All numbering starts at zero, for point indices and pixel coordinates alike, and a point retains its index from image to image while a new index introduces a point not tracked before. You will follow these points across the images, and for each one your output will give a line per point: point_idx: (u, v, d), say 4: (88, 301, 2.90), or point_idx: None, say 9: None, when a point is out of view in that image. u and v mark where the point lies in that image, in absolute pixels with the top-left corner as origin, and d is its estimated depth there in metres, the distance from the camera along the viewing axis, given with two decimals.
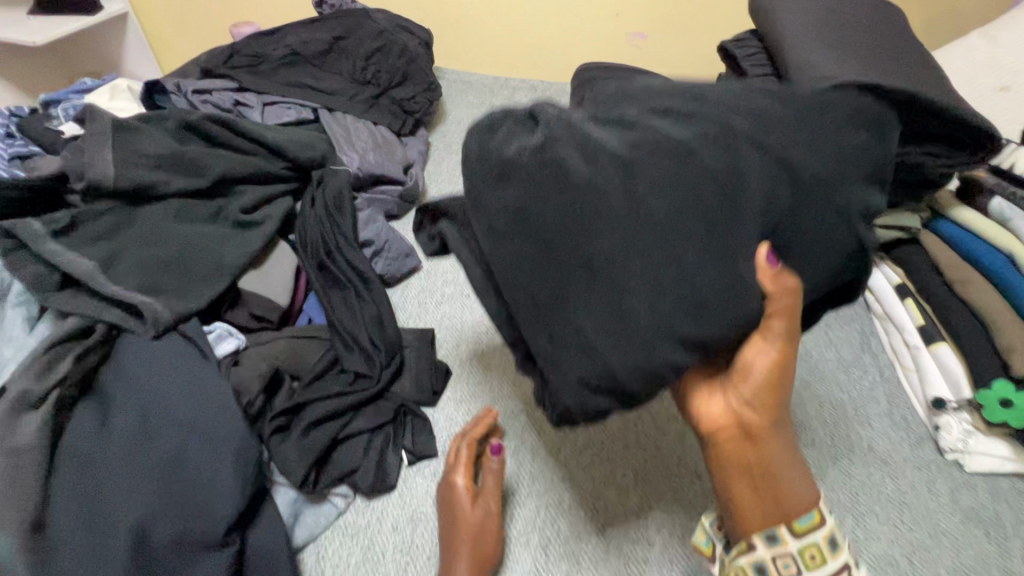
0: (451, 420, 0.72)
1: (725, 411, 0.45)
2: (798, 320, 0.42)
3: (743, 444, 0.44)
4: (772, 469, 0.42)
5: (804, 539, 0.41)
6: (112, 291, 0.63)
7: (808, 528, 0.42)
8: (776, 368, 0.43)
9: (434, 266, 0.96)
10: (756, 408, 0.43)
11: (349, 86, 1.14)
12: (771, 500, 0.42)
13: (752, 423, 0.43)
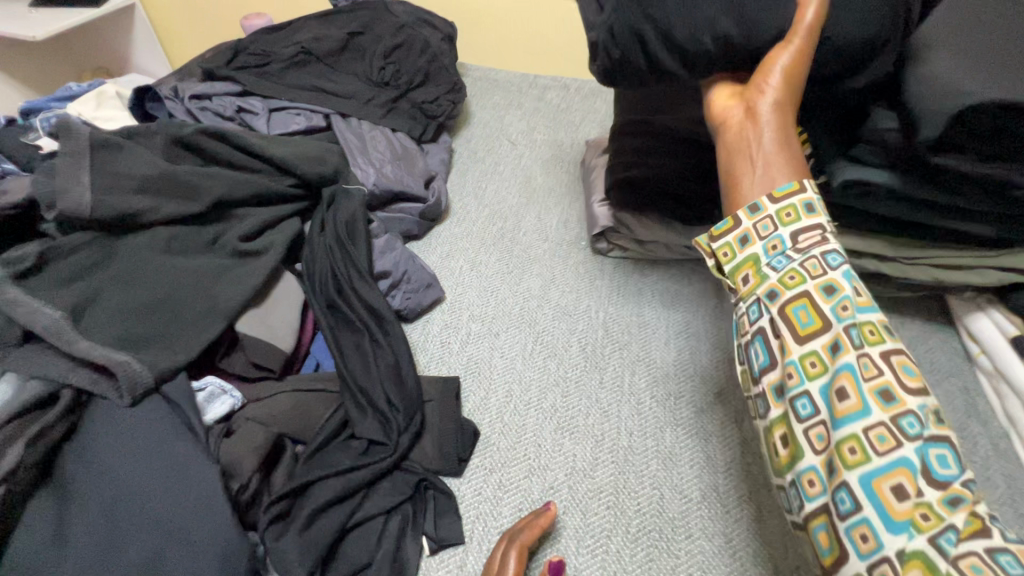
0: (480, 494, 0.62)
1: (735, 106, 0.51)
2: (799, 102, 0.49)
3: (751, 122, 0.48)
4: (767, 147, 0.46)
5: (781, 203, 0.43)
6: (80, 348, 0.53)
7: (785, 194, 0.43)
8: (785, 93, 0.49)
9: (458, 297, 0.84)
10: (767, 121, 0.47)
11: (365, 88, 1.02)
12: (768, 142, 0.47)
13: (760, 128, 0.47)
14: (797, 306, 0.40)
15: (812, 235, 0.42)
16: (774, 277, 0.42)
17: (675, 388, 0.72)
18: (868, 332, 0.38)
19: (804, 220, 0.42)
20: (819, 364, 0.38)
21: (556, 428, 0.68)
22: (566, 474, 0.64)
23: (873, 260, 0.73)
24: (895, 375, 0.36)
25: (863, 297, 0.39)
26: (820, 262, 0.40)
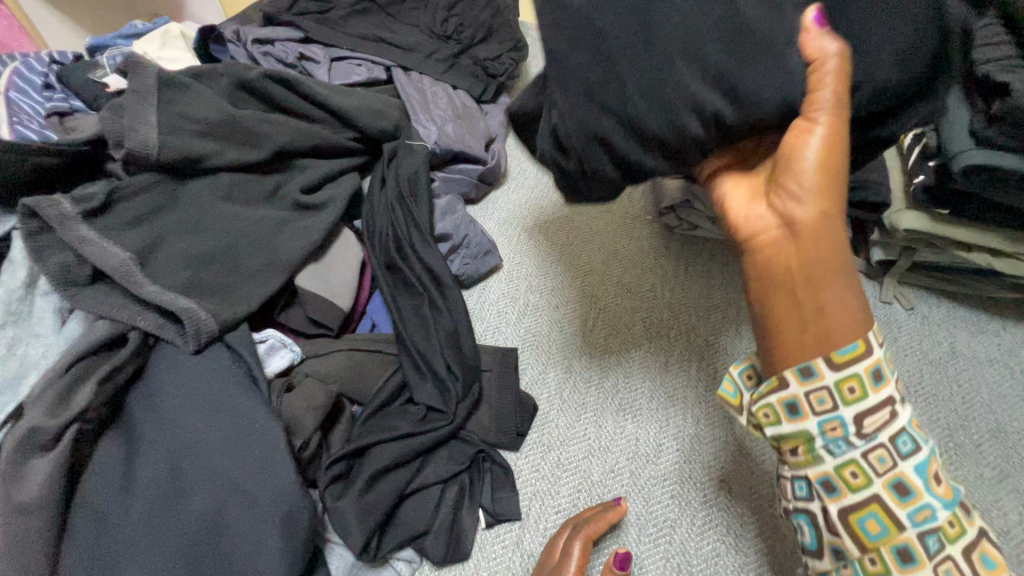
0: (537, 471, 0.60)
1: (767, 212, 0.39)
2: (835, 162, 0.37)
3: (784, 236, 0.37)
4: (817, 280, 0.36)
5: (839, 372, 0.35)
6: (148, 292, 0.51)
7: (845, 359, 0.35)
8: (827, 175, 0.37)
9: (516, 265, 0.81)
10: (811, 227, 0.36)
11: (427, 41, 0.97)
12: (816, 276, 0.36)
13: (796, 241, 0.37)
14: (862, 513, 0.35)
15: (882, 414, 0.35)
16: (831, 467, 0.36)
17: None
18: (949, 528, 0.34)
19: (870, 399, 0.35)
20: (880, 563, 0.35)
21: (618, 410, 0.65)
22: (628, 459, 0.61)
23: (984, 254, 0.66)
24: (972, 569, 0.33)
25: (941, 484, 0.35)
26: (891, 451, 0.35)
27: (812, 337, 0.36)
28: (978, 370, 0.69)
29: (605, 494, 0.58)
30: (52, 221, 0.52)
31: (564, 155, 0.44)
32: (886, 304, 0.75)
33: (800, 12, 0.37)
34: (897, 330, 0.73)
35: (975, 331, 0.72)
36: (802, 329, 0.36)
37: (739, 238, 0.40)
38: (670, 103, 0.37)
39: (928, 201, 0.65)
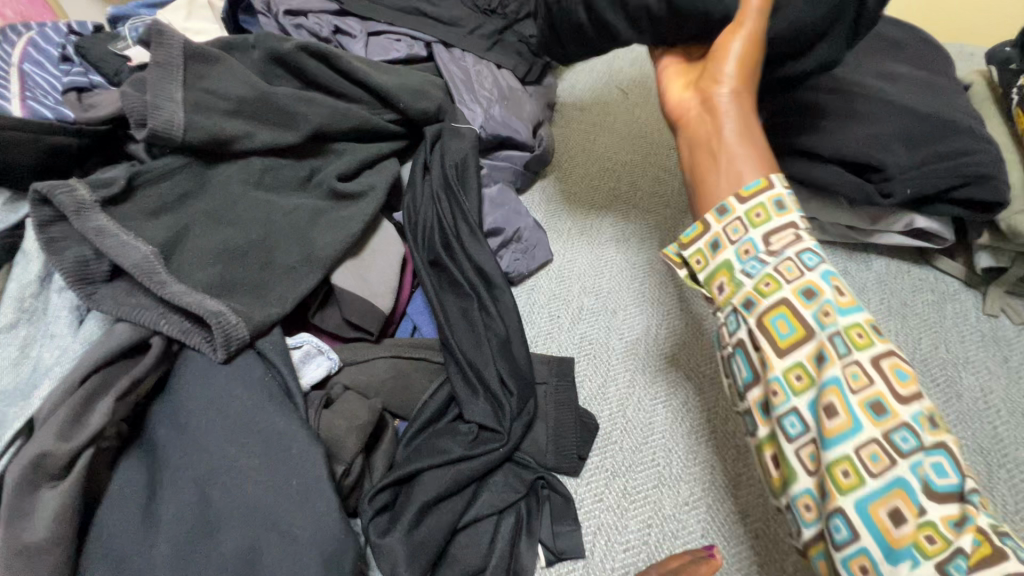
0: (601, 501, 0.53)
1: (691, 95, 0.46)
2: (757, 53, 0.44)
3: (695, 108, 0.45)
4: (725, 138, 0.41)
5: (747, 203, 0.38)
6: (173, 291, 0.45)
7: (752, 192, 0.38)
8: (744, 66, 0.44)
9: (569, 263, 0.73)
10: (726, 105, 0.43)
11: (470, 16, 0.89)
12: (730, 121, 0.42)
13: (712, 113, 0.43)
14: (773, 315, 0.34)
15: (788, 236, 0.36)
16: (749, 285, 0.36)
17: None
18: (855, 335, 0.32)
19: (772, 222, 0.37)
20: (806, 378, 0.33)
21: (691, 432, 0.57)
22: (705, 491, 0.53)
23: None
24: (885, 380, 0.31)
25: (845, 296, 0.34)
26: (793, 263, 0.35)
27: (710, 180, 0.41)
28: None
29: (680, 531, 0.51)
30: (68, 210, 0.46)
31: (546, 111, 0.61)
32: (993, 317, 0.67)
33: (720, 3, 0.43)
34: (1004, 348, 0.64)
35: None
36: (711, 168, 0.41)
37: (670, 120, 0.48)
38: None
39: None
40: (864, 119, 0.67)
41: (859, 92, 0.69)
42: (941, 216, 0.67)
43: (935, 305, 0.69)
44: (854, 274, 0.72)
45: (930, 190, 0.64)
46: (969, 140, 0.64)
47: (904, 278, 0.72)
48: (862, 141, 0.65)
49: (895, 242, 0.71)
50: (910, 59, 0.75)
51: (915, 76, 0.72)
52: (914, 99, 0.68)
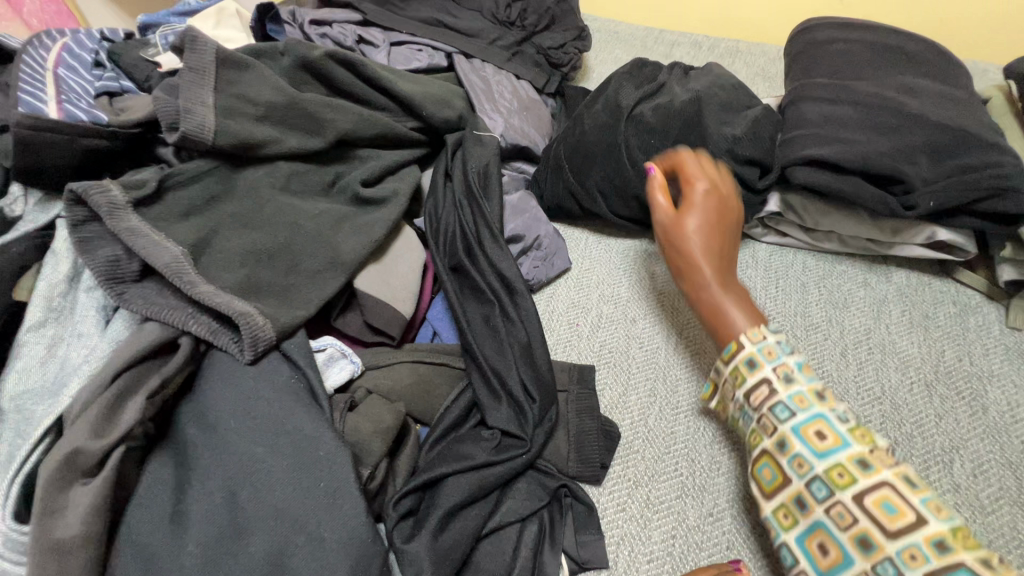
0: (624, 511, 0.52)
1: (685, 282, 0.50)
2: (714, 203, 0.51)
3: (700, 257, 0.48)
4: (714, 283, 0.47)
5: (729, 365, 0.44)
6: (202, 291, 0.46)
7: (730, 356, 0.44)
8: (722, 208, 0.51)
9: (587, 272, 0.73)
10: (709, 252, 0.49)
11: (490, 27, 0.90)
12: (718, 268, 0.48)
13: (708, 266, 0.48)
14: (759, 464, 0.41)
15: (760, 391, 0.41)
16: (769, 512, 0.40)
17: (860, 411, 0.59)
18: (835, 473, 0.37)
19: (756, 375, 0.42)
20: (792, 518, 0.39)
21: (713, 443, 0.56)
22: (728, 502, 0.53)
23: None
24: (870, 515, 0.35)
25: (826, 438, 0.38)
26: (771, 418, 0.40)
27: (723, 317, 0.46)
28: None
29: (705, 543, 0.50)
30: (101, 210, 0.47)
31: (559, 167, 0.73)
32: (1015, 330, 0.66)
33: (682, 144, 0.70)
34: None
35: None
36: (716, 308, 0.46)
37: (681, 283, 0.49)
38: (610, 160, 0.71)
39: None
40: (884, 132, 0.68)
41: (880, 106, 0.70)
42: (966, 228, 0.67)
43: (957, 318, 0.68)
44: (874, 285, 0.72)
45: (951, 204, 0.64)
46: (989, 153, 0.65)
47: (925, 290, 0.71)
48: (884, 154, 0.65)
49: (917, 254, 0.71)
50: (929, 72, 0.76)
51: (936, 90, 0.73)
52: (936, 112, 0.68)
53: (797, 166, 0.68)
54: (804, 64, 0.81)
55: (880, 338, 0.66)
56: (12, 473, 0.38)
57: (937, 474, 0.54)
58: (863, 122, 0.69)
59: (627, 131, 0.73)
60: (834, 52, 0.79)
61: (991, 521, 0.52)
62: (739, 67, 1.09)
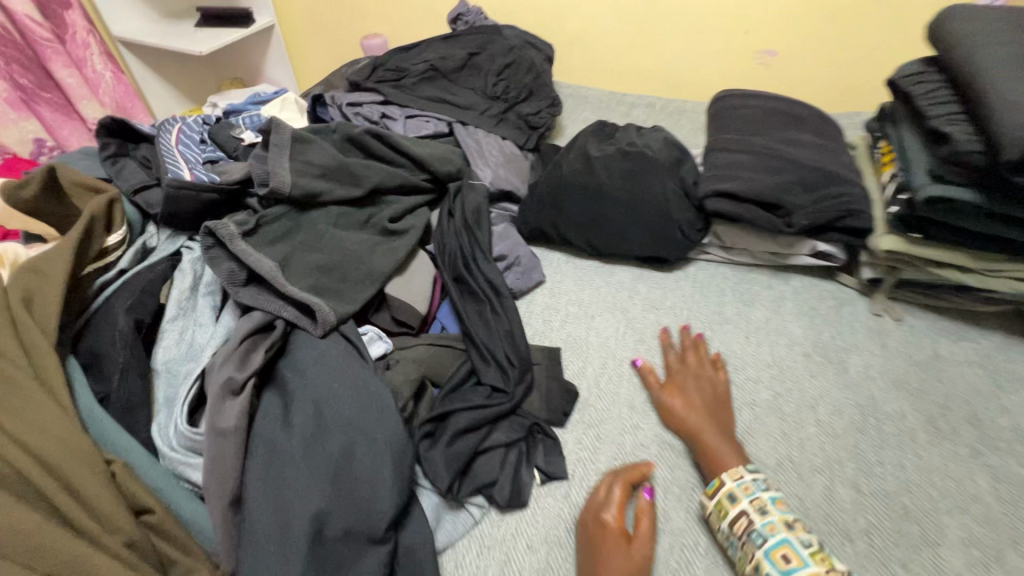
0: (581, 442, 0.73)
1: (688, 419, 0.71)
2: (694, 382, 0.76)
3: (695, 422, 0.71)
4: (702, 432, 0.69)
5: (714, 500, 0.63)
6: (289, 290, 0.69)
7: (714, 491, 0.63)
8: (710, 393, 0.74)
9: (558, 283, 0.96)
10: (697, 414, 0.72)
11: (481, 101, 1.17)
12: (708, 426, 0.70)
13: (700, 425, 0.70)
14: None
15: (742, 521, 0.59)
16: None
17: (755, 374, 0.81)
18: None
19: (760, 549, 0.57)
20: None
21: (646, 398, 0.78)
22: (654, 436, 0.73)
23: (953, 270, 0.80)
24: None
25: (790, 560, 0.55)
26: None
27: (716, 457, 0.67)
28: (957, 368, 0.81)
29: (638, 462, 0.71)
30: (223, 239, 0.71)
31: (535, 208, 1.00)
32: (876, 316, 0.89)
33: (624, 189, 0.95)
34: (886, 338, 0.85)
35: (957, 341, 0.84)
36: (705, 450, 0.68)
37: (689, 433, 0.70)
38: (572, 200, 0.97)
39: (902, 227, 0.80)
40: (771, 171, 0.91)
41: (769, 153, 0.94)
42: (835, 242, 0.90)
43: (835, 309, 0.91)
44: (775, 287, 0.95)
45: (819, 222, 0.86)
46: (844, 184, 0.88)
47: (813, 289, 0.94)
48: (771, 186, 0.88)
49: (805, 262, 0.94)
50: (809, 128, 1.01)
51: (811, 141, 0.98)
52: (809, 156, 0.92)
53: (709, 198, 0.92)
54: (719, 122, 1.06)
55: (774, 324, 0.89)
56: (180, 400, 0.60)
57: (804, 414, 0.75)
58: (757, 165, 0.92)
59: (583, 179, 0.98)
60: (738, 114, 1.05)
61: (842, 443, 0.72)
62: (683, 122, 1.37)
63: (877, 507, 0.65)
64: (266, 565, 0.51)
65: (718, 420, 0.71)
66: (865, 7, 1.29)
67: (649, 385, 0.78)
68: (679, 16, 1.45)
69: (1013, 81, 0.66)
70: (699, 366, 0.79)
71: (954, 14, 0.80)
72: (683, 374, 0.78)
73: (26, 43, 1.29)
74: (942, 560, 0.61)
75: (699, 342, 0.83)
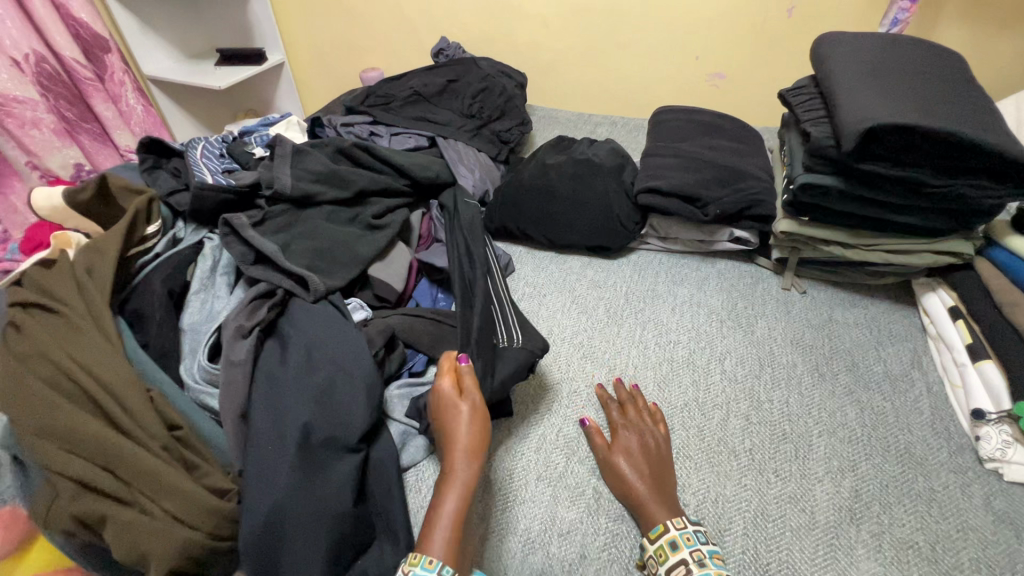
0: (526, 391, 0.88)
1: (634, 486, 0.71)
2: (640, 441, 0.76)
3: (638, 484, 0.71)
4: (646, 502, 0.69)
5: (656, 544, 0.65)
6: (288, 265, 0.87)
7: (657, 536, 0.65)
8: (652, 450, 0.75)
9: (518, 270, 1.14)
10: (640, 476, 0.71)
11: (458, 120, 1.37)
12: (651, 487, 0.71)
13: (643, 487, 0.70)
14: None
15: (679, 569, 0.61)
16: None
17: (677, 337, 0.97)
18: None
19: None
20: None
21: (583, 356, 0.94)
22: (586, 385, 0.89)
23: (838, 247, 0.96)
24: None
25: None
26: None
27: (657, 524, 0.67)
28: (847, 328, 0.96)
29: (571, 405, 0.86)
30: (236, 226, 0.89)
31: (501, 207, 1.18)
32: (784, 289, 1.04)
33: (573, 189, 1.13)
34: (791, 307, 1.01)
35: (850, 307, 0.99)
36: (647, 512, 0.68)
37: (632, 501, 0.70)
38: (530, 200, 1.15)
39: (792, 212, 0.96)
40: (692, 171, 1.09)
41: (692, 157, 1.12)
42: (748, 228, 1.06)
43: (750, 285, 1.06)
44: (703, 269, 1.12)
45: (730, 211, 1.02)
46: (752, 180, 1.06)
47: (735, 270, 1.10)
48: (690, 183, 1.06)
49: (727, 248, 1.10)
50: (731, 136, 1.19)
51: (731, 146, 1.16)
52: (725, 158, 1.10)
53: (641, 194, 1.09)
54: (657, 132, 1.24)
55: (697, 298, 1.04)
56: (202, 347, 0.78)
57: (712, 365, 0.91)
58: (681, 166, 1.10)
59: (539, 182, 1.16)
60: (672, 127, 1.23)
61: (741, 386, 0.87)
62: (639, 137, 1.56)
63: (762, 432, 0.80)
64: (265, 461, 0.68)
65: (661, 483, 0.71)
66: (796, 37, 1.49)
67: (591, 439, 0.78)
68: (636, 45, 1.65)
69: (855, 92, 0.83)
70: (640, 418, 0.79)
71: (828, 42, 0.99)
72: (626, 429, 0.77)
73: (72, 82, 1.50)
74: (807, 468, 0.75)
75: (640, 394, 0.84)
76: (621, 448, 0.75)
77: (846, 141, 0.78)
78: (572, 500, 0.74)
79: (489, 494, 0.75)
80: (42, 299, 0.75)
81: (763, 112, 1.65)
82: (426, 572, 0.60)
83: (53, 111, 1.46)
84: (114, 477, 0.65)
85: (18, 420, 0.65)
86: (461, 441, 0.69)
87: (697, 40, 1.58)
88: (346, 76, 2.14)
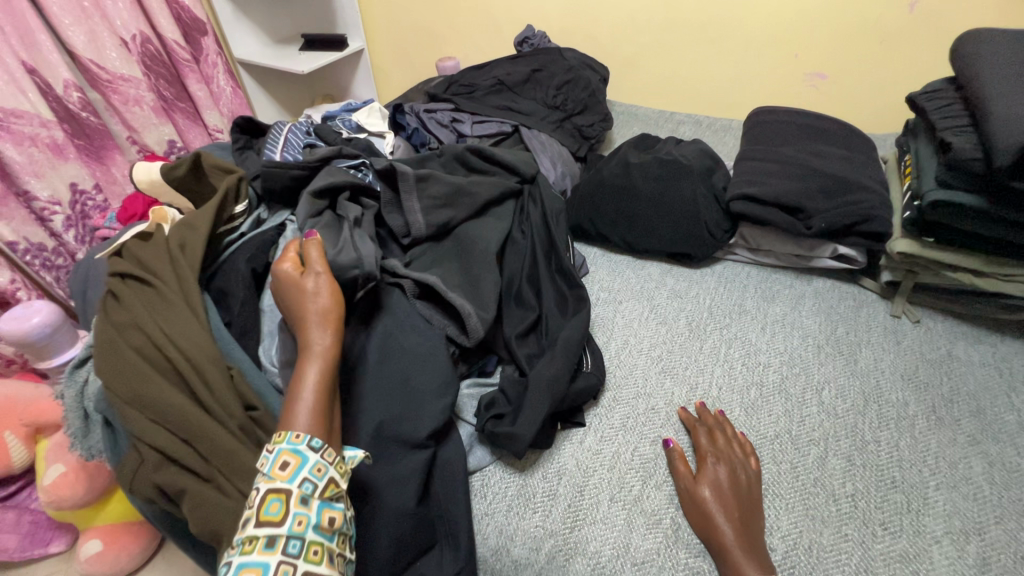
0: (598, 403, 0.84)
1: (717, 524, 0.65)
2: (728, 475, 0.69)
3: (723, 524, 0.65)
4: (729, 545, 0.63)
5: None
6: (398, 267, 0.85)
7: None
8: (741, 484, 0.69)
9: (593, 272, 1.09)
10: (725, 515, 0.65)
11: (542, 110, 1.32)
12: (738, 531, 0.64)
13: (729, 530, 0.64)
14: None
15: None
16: None
17: (766, 359, 0.88)
18: None
19: None
20: None
21: (661, 370, 0.88)
22: (665, 403, 0.83)
23: (968, 274, 0.84)
24: None
25: None
26: None
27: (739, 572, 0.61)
28: (971, 366, 0.84)
29: (649, 425, 0.80)
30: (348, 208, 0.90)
31: (578, 206, 1.14)
32: (895, 316, 0.93)
33: (658, 190, 1.06)
34: (900, 336, 0.90)
35: (973, 343, 0.88)
36: (732, 561, 0.62)
37: (712, 540, 0.64)
38: (612, 200, 1.09)
39: (916, 231, 0.86)
40: (795, 180, 0.99)
41: (795, 164, 1.02)
42: (856, 246, 0.96)
43: (853, 308, 0.96)
44: (797, 287, 1.02)
45: (839, 226, 0.92)
46: (866, 193, 0.95)
47: (835, 291, 1.00)
48: (793, 192, 0.96)
49: (828, 265, 1.00)
50: (839, 143, 1.08)
51: (840, 154, 1.05)
52: (833, 167, 0.99)
53: (735, 201, 1.00)
54: (752, 135, 1.15)
55: (791, 319, 0.95)
56: (282, 330, 0.78)
57: (808, 395, 0.82)
58: (781, 173, 1.01)
59: (621, 181, 1.09)
60: (771, 129, 1.13)
61: (841, 420, 0.78)
62: (726, 139, 1.46)
63: (867, 477, 0.71)
64: None
65: (747, 525, 0.65)
66: (916, 35, 1.33)
67: (674, 463, 0.73)
68: (728, 41, 1.54)
69: (1015, 98, 0.72)
70: (730, 448, 0.73)
71: (974, 39, 0.86)
72: (715, 457, 0.71)
73: (171, 62, 1.57)
74: (922, 525, 0.66)
75: (729, 423, 0.78)
76: (711, 481, 0.69)
77: (999, 155, 0.68)
78: (648, 527, 0.68)
79: (558, 510, 0.71)
80: (137, 270, 0.78)
81: (866, 119, 1.51)
82: (291, 444, 0.56)
83: (153, 90, 1.52)
84: (194, 452, 0.66)
85: (111, 387, 0.68)
86: (316, 319, 0.65)
87: (800, 35, 1.45)
88: (422, 64, 2.14)
